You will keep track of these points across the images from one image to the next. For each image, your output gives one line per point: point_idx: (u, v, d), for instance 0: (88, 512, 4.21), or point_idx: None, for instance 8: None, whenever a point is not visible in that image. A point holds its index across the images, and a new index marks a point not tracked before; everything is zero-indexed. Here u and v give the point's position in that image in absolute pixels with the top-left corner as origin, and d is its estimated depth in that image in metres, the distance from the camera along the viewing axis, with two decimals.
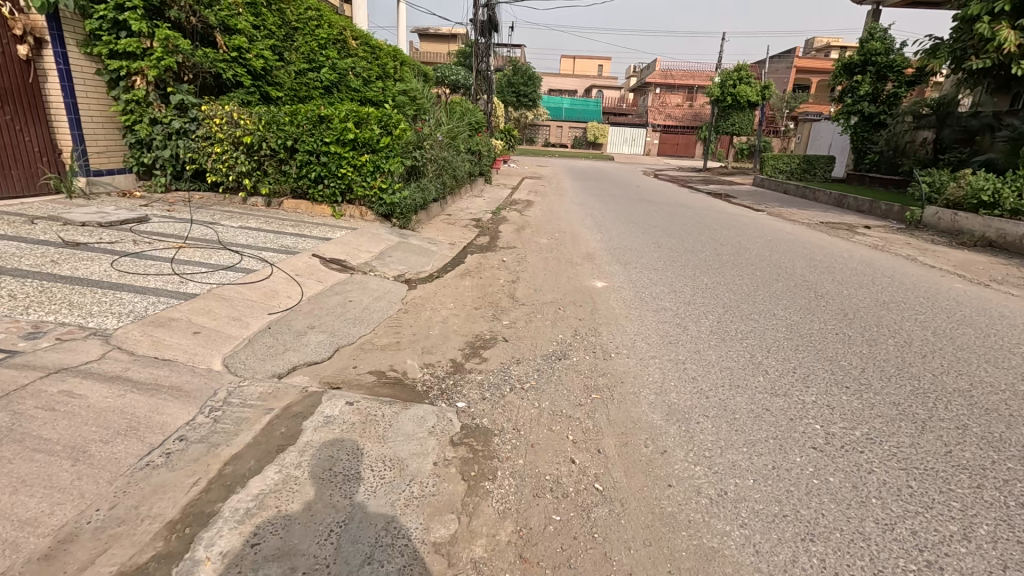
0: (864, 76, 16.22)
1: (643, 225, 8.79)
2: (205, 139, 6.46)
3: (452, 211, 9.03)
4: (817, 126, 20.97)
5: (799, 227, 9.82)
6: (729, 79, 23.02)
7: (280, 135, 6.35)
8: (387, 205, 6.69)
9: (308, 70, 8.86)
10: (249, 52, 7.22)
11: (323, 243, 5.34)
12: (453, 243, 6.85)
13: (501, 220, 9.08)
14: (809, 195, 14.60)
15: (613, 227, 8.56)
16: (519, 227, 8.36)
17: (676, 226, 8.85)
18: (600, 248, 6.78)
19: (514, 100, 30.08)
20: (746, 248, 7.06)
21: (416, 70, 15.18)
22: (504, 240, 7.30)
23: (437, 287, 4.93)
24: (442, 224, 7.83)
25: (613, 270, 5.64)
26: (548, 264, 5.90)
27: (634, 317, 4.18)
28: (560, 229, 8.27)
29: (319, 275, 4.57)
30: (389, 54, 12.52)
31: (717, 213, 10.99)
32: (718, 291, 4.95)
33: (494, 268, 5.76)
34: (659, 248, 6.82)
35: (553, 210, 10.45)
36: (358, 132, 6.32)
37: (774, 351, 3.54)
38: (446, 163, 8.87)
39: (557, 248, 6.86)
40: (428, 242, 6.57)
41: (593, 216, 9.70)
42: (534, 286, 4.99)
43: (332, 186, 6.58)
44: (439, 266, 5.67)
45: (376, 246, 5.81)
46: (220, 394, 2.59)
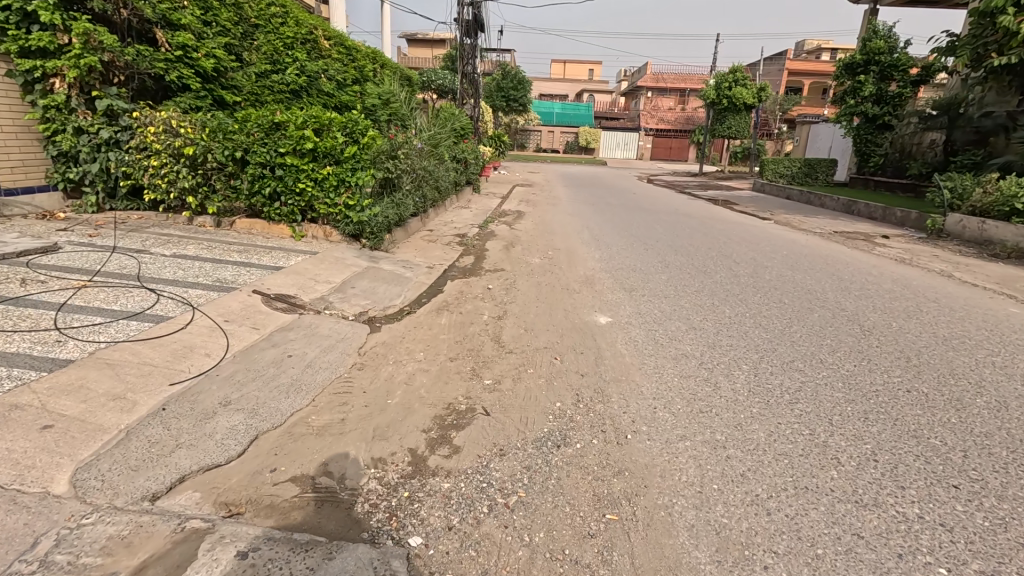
0: (867, 76, 15.61)
1: (646, 239, 7.95)
2: (141, 150, 5.57)
3: (434, 227, 8.16)
4: (816, 129, 20.32)
5: (813, 238, 9.04)
6: (726, 81, 22.39)
7: (226, 145, 5.46)
8: (354, 223, 5.82)
9: (271, 73, 7.99)
10: (196, 51, 6.35)
11: (270, 275, 4.45)
12: (433, 266, 5.99)
13: (488, 235, 8.23)
14: (815, 200, 13.88)
15: (613, 241, 7.72)
16: (508, 244, 7.51)
17: (681, 239, 8.03)
18: (600, 270, 5.93)
19: (505, 104, 29.27)
20: (764, 267, 6.24)
21: (398, 73, 14.30)
22: (491, 261, 6.44)
23: (406, 328, 4.06)
24: (422, 244, 6.96)
25: (618, 300, 4.80)
26: (540, 292, 5.04)
27: (650, 370, 3.32)
28: (554, 245, 7.42)
29: (257, 318, 3.69)
30: (366, 55, 11.67)
31: (723, 223, 10.21)
32: (746, 328, 4.11)
33: (477, 298, 4.89)
34: (667, 269, 5.98)
35: (545, 222, 9.60)
36: (317, 141, 5.46)
37: (840, 426, 2.69)
38: (426, 173, 8.02)
39: (551, 269, 6.01)
40: (403, 266, 5.70)
41: (590, 229, 8.87)
42: (525, 324, 4.14)
43: (290, 203, 5.70)
44: (412, 298, 4.80)
45: (338, 275, 4.93)
46: (41, 545, 1.70)
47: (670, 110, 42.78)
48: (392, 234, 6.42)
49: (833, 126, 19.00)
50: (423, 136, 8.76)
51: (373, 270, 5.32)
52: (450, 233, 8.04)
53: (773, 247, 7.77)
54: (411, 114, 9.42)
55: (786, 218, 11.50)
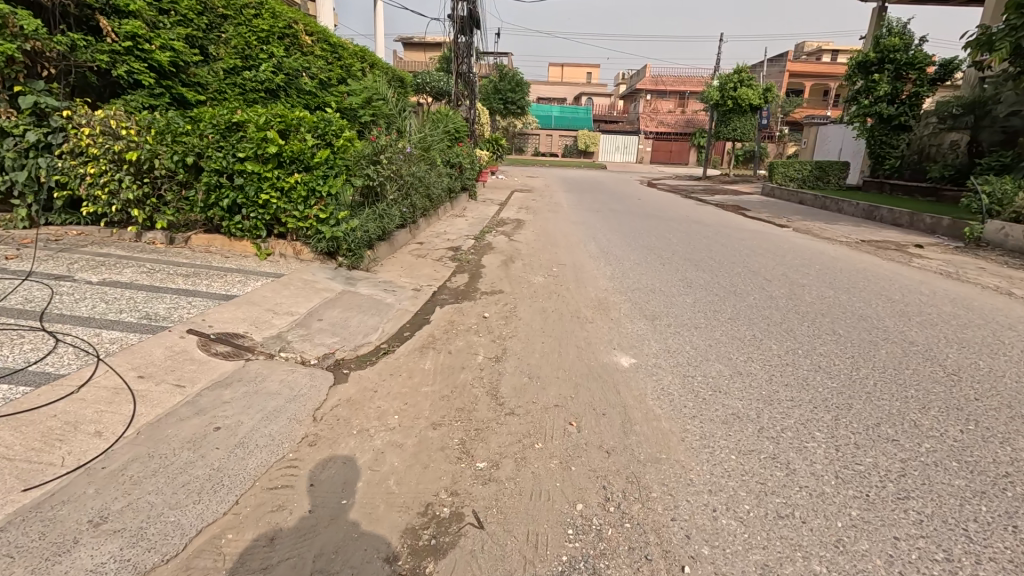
0: (881, 75, 14.88)
1: (661, 251, 7.16)
2: (77, 156, 4.76)
3: (424, 240, 7.34)
4: (825, 130, 19.62)
5: (841, 248, 8.26)
6: (730, 81, 21.64)
7: (176, 149, 4.66)
8: (328, 239, 5.01)
9: (242, 69, 7.20)
10: (149, 42, 5.57)
11: (215, 308, 3.64)
12: (420, 287, 5.19)
13: (484, 248, 7.42)
14: (832, 205, 13.12)
15: (624, 255, 6.92)
16: (507, 259, 6.71)
17: (699, 251, 7.24)
18: (613, 291, 5.14)
19: (502, 107, 28.45)
20: (800, 286, 5.46)
21: (389, 73, 13.51)
22: (488, 280, 5.63)
23: (381, 376, 3.25)
24: (409, 261, 6.16)
25: (640, 332, 4.00)
26: (547, 322, 4.24)
27: (695, 442, 2.52)
28: (558, 260, 6.62)
29: (185, 370, 2.88)
30: (354, 52, 10.89)
31: (740, 231, 9.41)
32: (804, 373, 3.32)
33: (471, 330, 4.09)
34: (690, 289, 5.19)
35: (547, 232, 8.82)
36: (283, 144, 4.66)
37: (986, 545, 1.88)
38: (415, 179, 7.21)
39: (557, 290, 5.22)
40: (385, 289, 4.90)
41: (597, 240, 8.08)
42: (529, 368, 3.34)
43: (253, 217, 4.89)
44: (392, 331, 3.99)
45: (303, 304, 4.12)
46: None
47: (669, 113, 42.12)
48: (373, 250, 5.63)
49: (844, 126, 18.27)
50: (412, 139, 7.98)
51: (348, 297, 4.51)
52: (441, 247, 7.23)
53: (802, 259, 6.97)
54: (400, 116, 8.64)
55: (805, 225, 10.73)
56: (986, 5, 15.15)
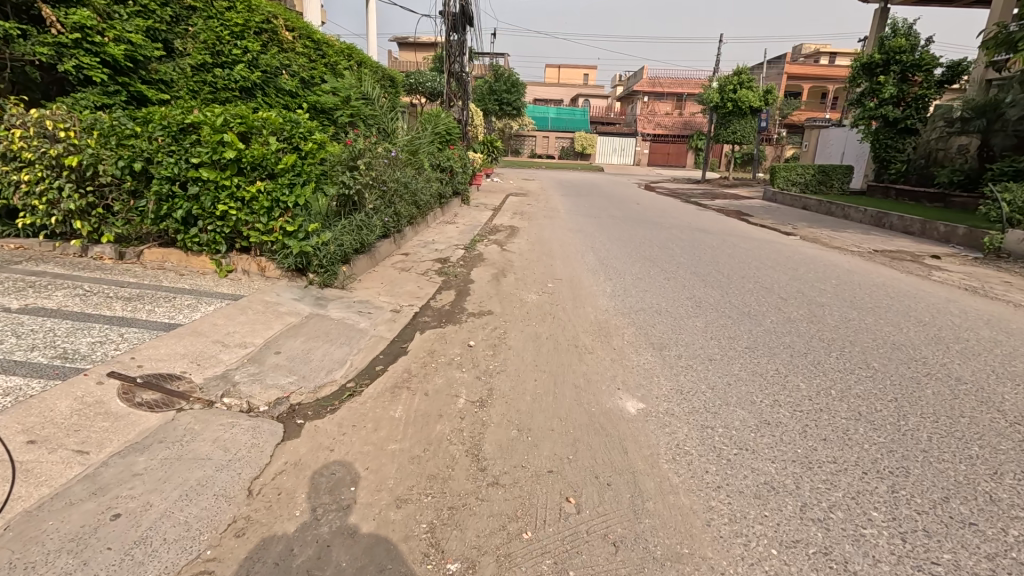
0: (887, 77, 14.50)
1: (664, 263, 6.66)
2: (9, 161, 4.21)
3: (410, 251, 6.82)
4: (826, 134, 19.22)
5: (853, 258, 7.80)
6: (730, 83, 21.21)
7: (121, 154, 4.12)
8: (296, 254, 4.48)
9: (212, 66, 6.67)
10: (100, 35, 5.04)
11: (150, 342, 3.11)
12: (400, 308, 4.66)
13: (474, 260, 6.90)
14: (837, 211, 12.68)
15: (624, 267, 6.42)
16: (498, 272, 6.19)
17: (704, 263, 6.76)
18: (614, 312, 4.64)
19: (498, 108, 27.99)
20: (820, 306, 4.97)
21: (378, 72, 12.97)
22: (476, 298, 5.11)
23: (341, 428, 2.72)
24: (391, 276, 5.63)
25: (646, 366, 3.50)
26: (540, 352, 3.73)
27: (723, 528, 2.02)
28: (554, 273, 6.10)
29: (95, 428, 2.35)
30: (339, 50, 10.36)
31: (745, 240, 8.93)
32: (842, 423, 2.82)
33: (454, 363, 3.56)
34: (699, 311, 4.70)
35: (542, 241, 8.32)
36: (243, 148, 4.13)
37: None
38: (399, 186, 6.69)
39: (553, 312, 4.70)
40: (359, 311, 4.37)
41: (596, 250, 7.57)
42: (519, 418, 2.81)
43: (210, 230, 4.36)
44: (362, 365, 3.46)
45: (260, 333, 3.59)
46: None
47: (666, 115, 41.69)
48: (350, 266, 5.09)
49: (848, 128, 17.87)
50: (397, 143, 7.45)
51: (315, 323, 3.98)
52: (428, 258, 6.70)
53: (815, 272, 6.50)
54: (385, 117, 8.12)
55: (811, 232, 10.28)
56: (993, 5, 14.79)
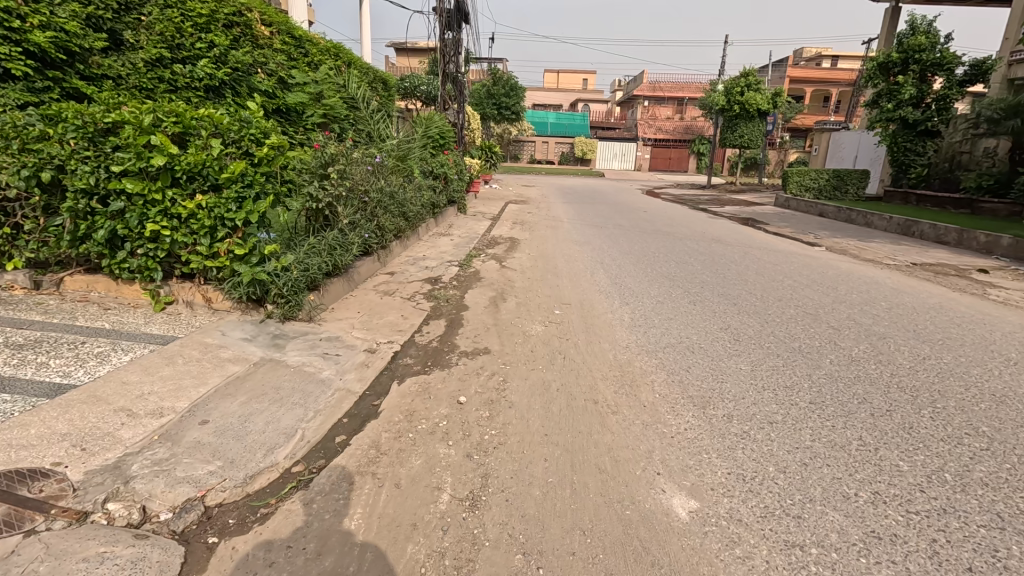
0: (906, 77, 13.82)
1: (684, 282, 5.85)
2: None
3: (396, 271, 5.98)
4: (839, 136, 18.55)
5: (893, 273, 7.00)
6: (737, 85, 20.49)
7: (23, 161, 3.30)
8: (248, 283, 3.67)
9: (170, 61, 5.90)
10: (21, 19, 4.25)
11: (22, 419, 2.31)
12: (377, 346, 3.83)
13: (469, 279, 6.07)
14: (859, 218, 11.89)
15: (641, 288, 5.59)
16: (496, 295, 5.35)
17: (731, 281, 5.96)
18: (637, 351, 3.82)
19: (496, 112, 27.26)
20: (881, 339, 4.15)
21: (369, 74, 12.20)
22: (470, 330, 4.30)
23: (270, 553, 1.88)
24: (370, 303, 4.80)
25: (691, 437, 2.67)
26: (550, 414, 2.90)
27: None
28: (561, 296, 5.29)
29: None
30: (325, 48, 9.62)
31: (768, 253, 8.10)
32: (983, 536, 2.00)
33: (438, 431, 2.73)
34: (739, 349, 3.89)
35: (546, 255, 7.52)
36: (176, 154, 3.32)
37: None
38: (382, 194, 5.89)
39: (563, 349, 3.88)
40: (325, 354, 3.53)
41: (606, 265, 6.76)
42: (526, 533, 1.99)
43: (141, 254, 3.52)
44: (317, 436, 2.64)
45: (187, 393, 2.77)
46: None
47: (667, 120, 41.07)
48: (320, 292, 4.28)
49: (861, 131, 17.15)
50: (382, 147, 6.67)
51: (265, 373, 3.15)
52: (416, 278, 5.88)
53: (858, 292, 5.69)
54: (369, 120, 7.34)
55: (836, 242, 9.49)
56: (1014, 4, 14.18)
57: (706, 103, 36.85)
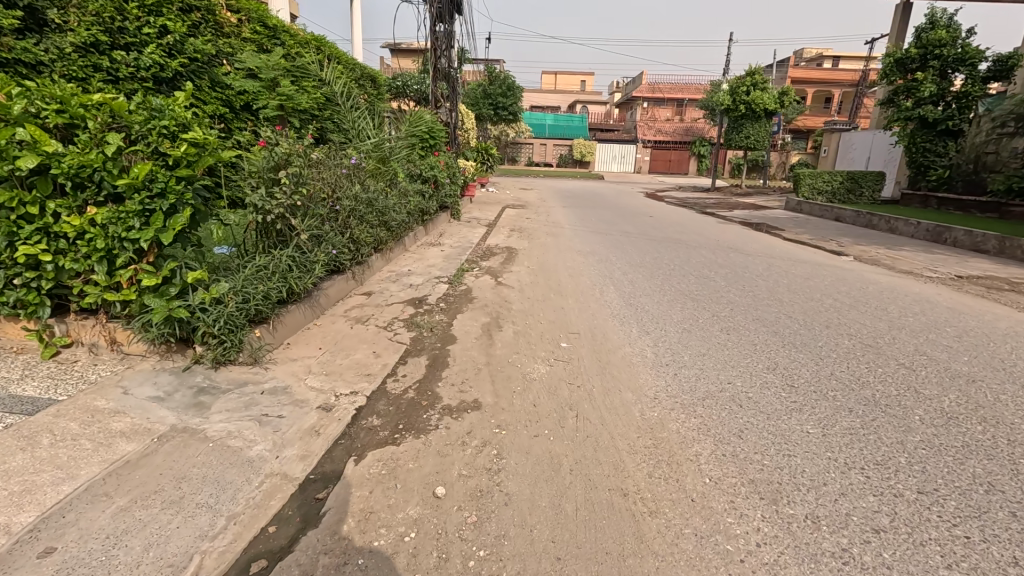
0: (926, 73, 13.04)
1: (709, 304, 5.02)
2: None
3: (373, 291, 5.13)
4: (852, 137, 17.93)
5: (940, 289, 6.19)
6: (743, 85, 19.73)
7: None
8: (165, 322, 2.82)
9: (110, 47, 5.06)
10: None
11: None
12: (336, 400, 2.98)
13: (459, 300, 5.21)
14: (881, 224, 11.10)
15: (661, 312, 4.75)
16: (491, 321, 4.51)
17: (763, 302, 5.13)
18: (669, 405, 2.99)
19: (493, 112, 26.48)
20: (971, 383, 3.31)
21: (355, 71, 11.37)
22: (457, 373, 3.45)
23: None
24: (336, 336, 3.95)
25: (771, 564, 1.83)
26: (563, 518, 2.06)
27: None
28: (568, 323, 4.45)
29: None
30: (304, 40, 8.81)
31: (794, 264, 7.28)
32: None
33: (402, 554, 1.87)
34: (798, 401, 3.05)
35: (547, 268, 6.69)
36: (56, 154, 2.46)
37: None
38: (354, 201, 5.03)
39: (574, 402, 3.03)
40: (262, 416, 2.69)
41: (617, 281, 5.91)
42: None
43: (17, 285, 2.66)
44: (219, 567, 1.79)
45: (38, 497, 1.94)
46: None
47: (667, 121, 40.44)
48: (274, 325, 3.45)
49: (877, 132, 16.54)
50: (361, 148, 5.88)
51: (170, 452, 2.30)
52: (397, 300, 5.01)
53: (914, 315, 4.88)
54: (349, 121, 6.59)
55: (863, 251, 8.69)
56: None
57: (708, 103, 36.12)
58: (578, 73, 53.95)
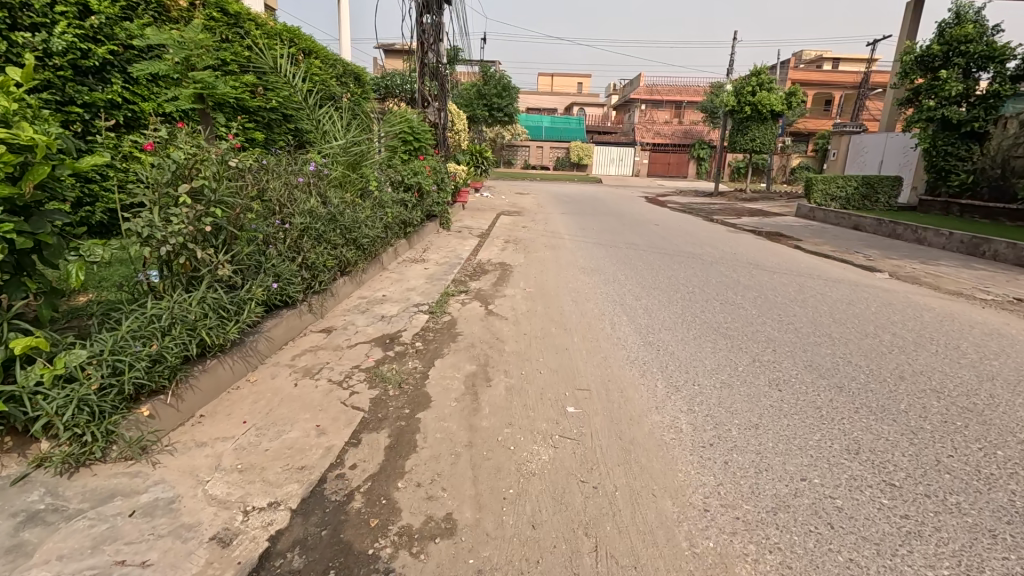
0: (951, 71, 12.27)
1: (746, 343, 4.11)
2: None
3: (334, 329, 4.19)
4: (863, 140, 17.17)
5: (1006, 315, 5.30)
6: (748, 85, 18.98)
7: None
8: None
9: (9, 28, 4.10)
10: None
11: None
12: (242, 522, 2.03)
13: (440, 337, 4.27)
14: (907, 233, 10.25)
15: (688, 357, 3.83)
16: (477, 370, 3.57)
17: (810, 340, 4.22)
18: (728, 528, 2.06)
19: (487, 112, 25.32)
20: None
21: (335, 69, 10.47)
22: (427, 461, 2.52)
23: None
24: (271, 400, 3.00)
25: None
26: None
27: None
28: (574, 374, 3.53)
29: None
30: (272, 33, 7.94)
31: (828, 284, 6.39)
32: None
33: None
34: (911, 515, 2.14)
35: (547, 290, 5.76)
36: None
37: None
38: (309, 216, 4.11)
39: (591, 520, 2.10)
40: (113, 567, 1.75)
41: (629, 310, 4.98)
42: None
43: None
44: None
45: None
46: None
47: (666, 124, 39.80)
48: (176, 393, 2.57)
49: (892, 134, 15.80)
50: (325, 150, 4.99)
51: None
52: (363, 340, 4.06)
53: (999, 357, 3.97)
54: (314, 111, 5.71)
55: (897, 266, 7.81)
56: None
57: (709, 105, 35.35)
58: (575, 75, 53.34)
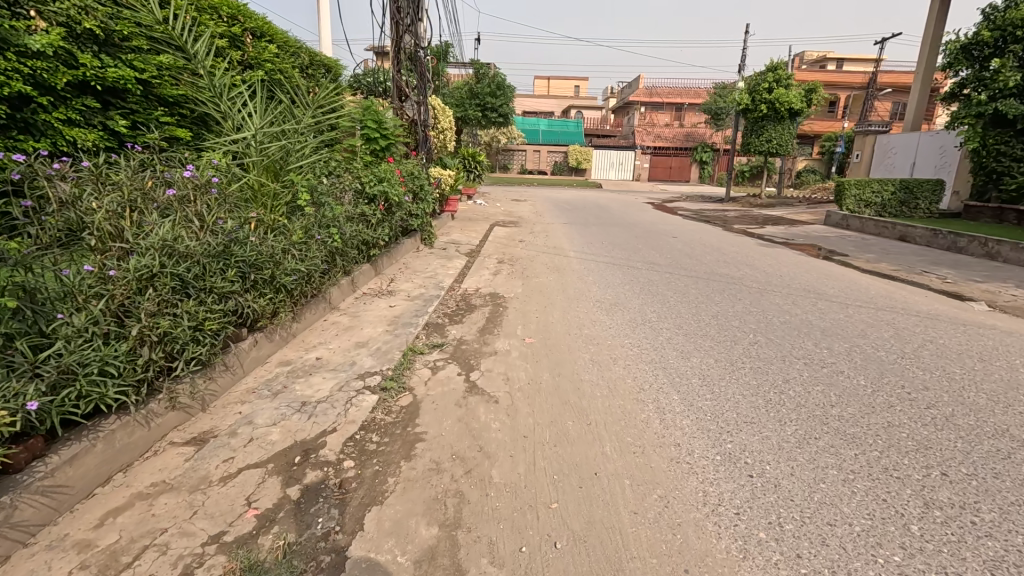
0: (1006, 59, 10.65)
1: (889, 460, 2.50)
2: None
3: (211, 438, 2.56)
4: (892, 140, 15.66)
5: None
6: (765, 81, 17.43)
7: None
8: None
9: None
10: None
11: None
12: None
13: (388, 446, 2.64)
14: (973, 247, 8.70)
15: (811, 501, 2.20)
16: (439, 544, 1.94)
17: (985, 446, 2.62)
18: None
19: (480, 113, 23.59)
20: None
21: (300, 58, 8.84)
22: None
23: None
24: None
25: None
26: None
27: None
28: (621, 554, 1.90)
29: None
30: (202, 9, 6.32)
31: (928, 323, 4.80)
32: None
33: None
34: None
35: (556, 342, 4.15)
36: None
37: None
38: (153, 250, 2.52)
39: None
40: None
41: (680, 383, 3.36)
42: None
43: None
44: None
45: None
46: None
47: (667, 127, 38.34)
48: None
49: (927, 133, 14.29)
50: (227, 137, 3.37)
51: None
52: (253, 462, 2.43)
53: None
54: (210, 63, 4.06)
55: (990, 293, 6.23)
56: None
57: (711, 106, 33.83)
58: (572, 78, 52.05)
